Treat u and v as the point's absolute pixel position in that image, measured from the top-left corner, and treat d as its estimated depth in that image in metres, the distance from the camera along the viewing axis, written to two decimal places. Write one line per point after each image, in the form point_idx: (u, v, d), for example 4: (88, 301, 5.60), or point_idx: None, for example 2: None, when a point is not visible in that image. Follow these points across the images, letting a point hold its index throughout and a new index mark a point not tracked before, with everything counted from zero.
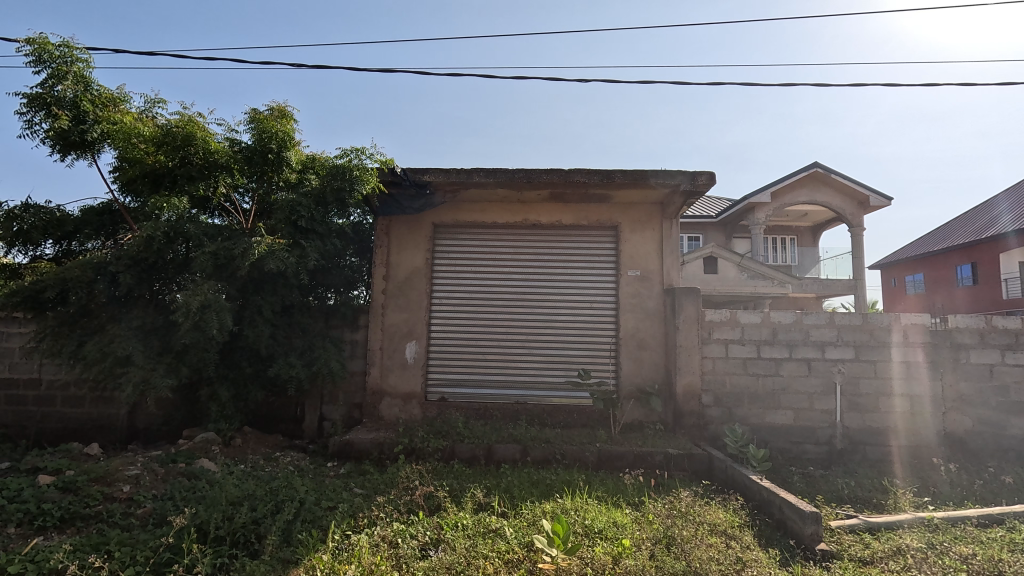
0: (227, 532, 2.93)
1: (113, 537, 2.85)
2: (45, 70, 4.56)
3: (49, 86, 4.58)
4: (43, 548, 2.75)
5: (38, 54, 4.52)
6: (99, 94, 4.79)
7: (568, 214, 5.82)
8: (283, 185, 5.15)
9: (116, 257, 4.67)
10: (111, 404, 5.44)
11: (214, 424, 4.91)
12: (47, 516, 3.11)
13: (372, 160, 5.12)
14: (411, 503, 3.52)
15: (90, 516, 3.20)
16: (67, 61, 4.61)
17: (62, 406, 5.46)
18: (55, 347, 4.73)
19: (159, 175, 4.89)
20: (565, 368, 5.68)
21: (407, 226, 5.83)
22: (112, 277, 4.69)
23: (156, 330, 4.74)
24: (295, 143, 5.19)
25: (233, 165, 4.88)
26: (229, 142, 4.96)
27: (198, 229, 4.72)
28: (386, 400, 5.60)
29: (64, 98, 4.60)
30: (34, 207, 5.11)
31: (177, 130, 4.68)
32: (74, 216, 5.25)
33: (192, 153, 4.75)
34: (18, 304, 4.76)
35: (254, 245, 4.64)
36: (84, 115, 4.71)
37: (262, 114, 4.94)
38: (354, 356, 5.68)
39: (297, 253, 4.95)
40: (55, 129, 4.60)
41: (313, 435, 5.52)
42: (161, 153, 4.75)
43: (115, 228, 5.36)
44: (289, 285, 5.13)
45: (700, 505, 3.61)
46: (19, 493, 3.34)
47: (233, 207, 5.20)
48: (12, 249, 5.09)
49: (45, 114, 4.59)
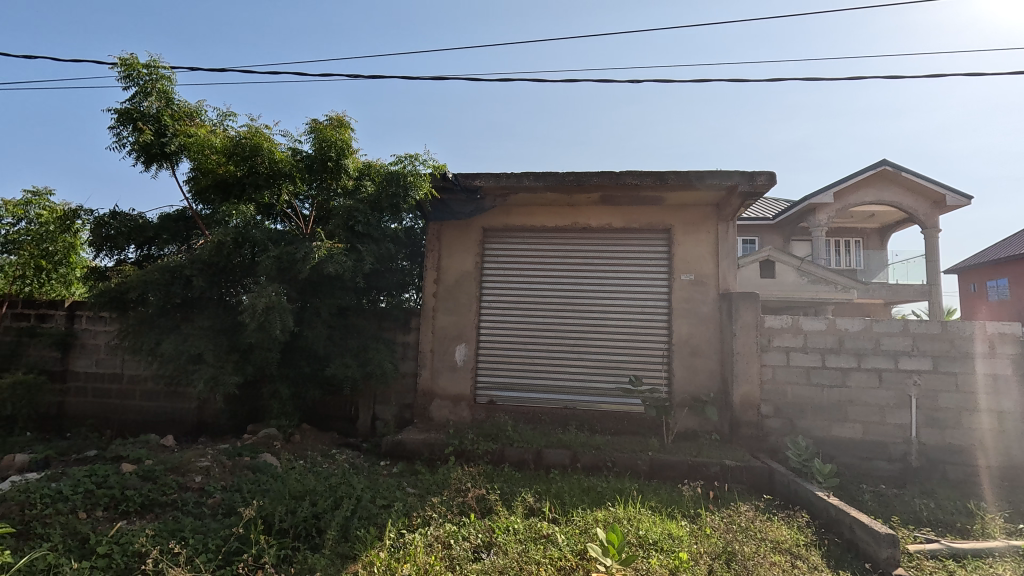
0: (290, 525, 3.05)
1: (187, 524, 3.03)
2: (133, 87, 4.98)
3: (136, 102, 5.00)
4: (127, 531, 2.96)
5: (128, 72, 4.93)
6: (178, 109, 5.17)
7: (618, 217, 5.73)
8: (341, 191, 5.31)
9: (191, 261, 4.96)
10: (183, 398, 5.80)
11: (275, 420, 5.14)
12: (130, 502, 3.35)
13: (425, 166, 5.25)
14: (463, 504, 3.55)
15: (166, 503, 3.43)
16: (152, 79, 5.01)
17: (141, 400, 5.88)
18: (136, 344, 5.10)
19: (229, 184, 5.20)
20: (616, 375, 5.58)
21: (457, 230, 5.93)
22: (185, 279, 4.99)
23: (225, 330, 5.03)
24: (352, 151, 5.37)
25: (295, 173, 5.13)
26: (293, 152, 5.23)
27: (264, 235, 4.98)
28: (436, 402, 5.69)
29: (149, 113, 4.99)
30: (121, 214, 5.55)
31: (246, 141, 4.96)
32: (153, 223, 5.63)
33: (259, 162, 5.02)
34: (104, 304, 5.14)
35: (315, 250, 4.81)
36: (165, 129, 5.07)
37: (321, 123, 5.16)
38: (405, 358, 5.81)
39: (353, 258, 5.12)
40: (140, 142, 4.97)
41: (366, 434, 5.68)
42: (231, 163, 5.05)
43: (189, 234, 5.67)
44: (345, 288, 5.30)
45: (761, 521, 3.44)
46: (105, 479, 3.62)
47: (294, 212, 5.45)
48: (101, 252, 5.60)
49: (132, 128, 4.99)
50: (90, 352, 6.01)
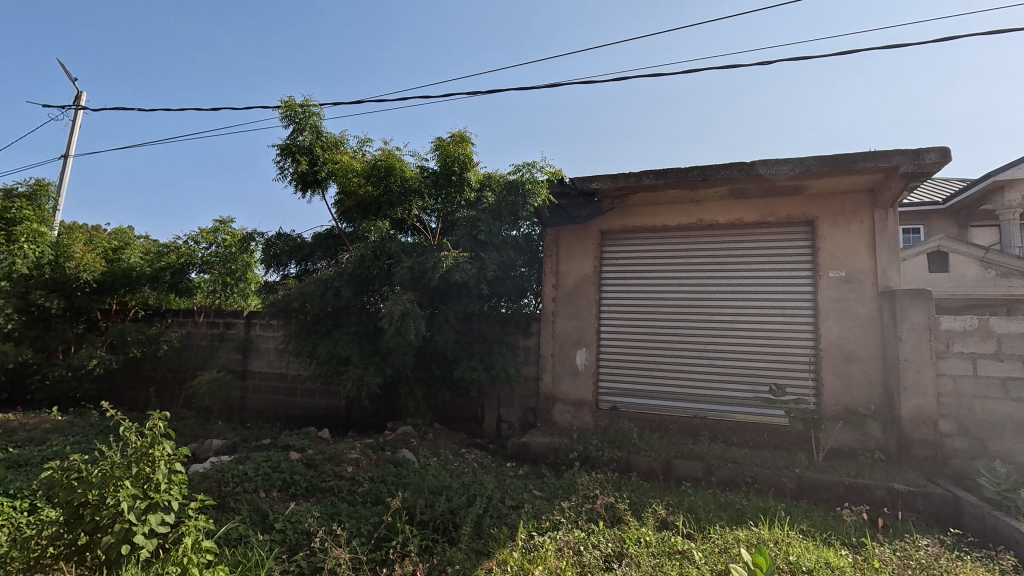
0: (430, 518, 3.25)
1: (343, 509, 3.39)
2: (292, 125, 5.74)
3: (294, 137, 5.75)
4: (297, 511, 3.40)
5: (287, 112, 5.70)
6: (327, 140, 5.85)
7: (750, 211, 5.29)
8: (464, 203, 5.62)
9: (339, 273, 5.59)
10: (334, 396, 6.51)
11: (411, 419, 5.55)
12: (298, 485, 3.84)
13: (542, 172, 5.32)
14: (591, 511, 3.50)
15: (326, 489, 3.87)
16: (306, 115, 5.73)
17: (301, 396, 6.73)
18: (298, 348, 5.86)
19: (368, 203, 5.77)
20: (752, 383, 5.13)
21: (575, 234, 5.92)
22: (334, 290, 5.57)
23: (368, 335, 5.57)
24: (474, 164, 5.64)
25: (423, 189, 5.54)
26: (422, 169, 5.64)
27: (398, 247, 5.43)
28: (558, 406, 5.71)
29: (304, 146, 5.73)
30: (284, 235, 6.44)
31: (381, 163, 5.47)
32: (308, 242, 6.43)
33: (393, 181, 5.50)
34: (272, 313, 5.97)
35: (443, 259, 5.12)
36: (317, 158, 5.78)
37: (445, 140, 5.50)
38: (527, 362, 5.92)
39: (477, 265, 5.36)
40: (297, 172, 5.75)
41: (492, 435, 5.88)
42: (370, 184, 5.60)
43: (336, 250, 6.36)
44: (470, 295, 5.57)
45: (948, 559, 2.91)
46: (279, 464, 4.20)
47: (423, 225, 5.85)
48: (270, 269, 6.54)
49: (291, 160, 5.76)
50: (262, 354, 7.06)
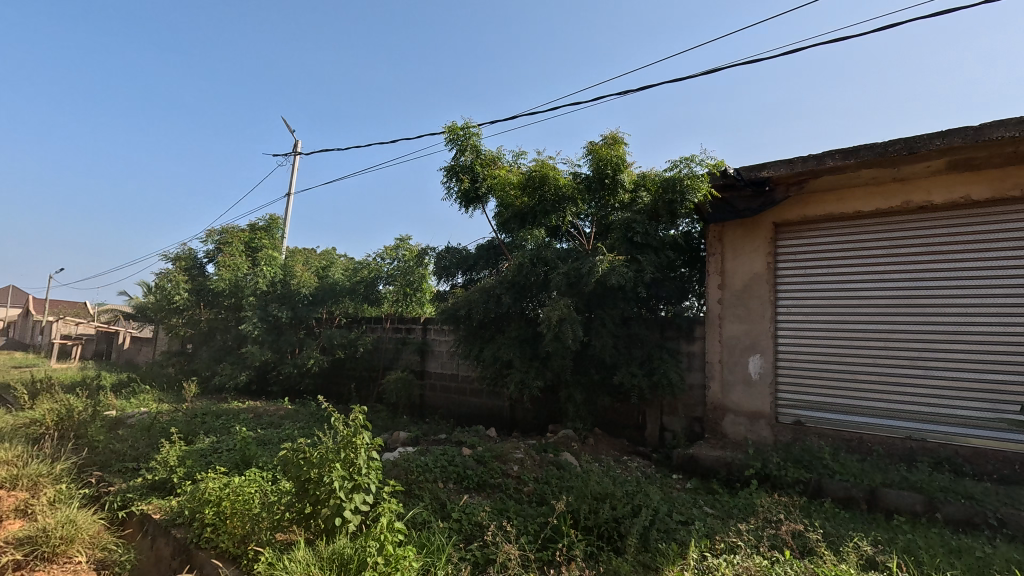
0: (594, 524, 3.23)
1: (511, 506, 3.57)
2: (455, 146, 6.28)
3: (457, 158, 6.30)
4: (471, 504, 3.68)
5: (451, 135, 6.27)
6: (485, 157, 6.26)
7: (981, 186, 4.25)
8: (619, 206, 5.57)
9: (500, 281, 5.92)
10: (499, 397, 6.91)
11: (572, 422, 5.61)
12: (471, 480, 4.15)
13: (702, 166, 5.00)
14: (775, 538, 3.13)
15: (494, 485, 4.12)
16: (467, 137, 6.22)
17: (470, 396, 7.29)
18: (466, 351, 6.36)
19: (525, 213, 6.04)
20: (989, 400, 4.16)
21: (743, 229, 5.38)
22: (496, 297, 5.93)
23: (528, 340, 5.78)
24: (627, 165, 5.56)
25: (576, 195, 5.60)
26: (575, 175, 5.75)
27: (554, 254, 5.59)
28: (729, 418, 5.23)
29: (466, 165, 6.24)
30: (453, 248, 7.08)
31: (536, 173, 5.66)
32: (473, 253, 6.96)
33: (547, 190, 5.65)
34: (444, 319, 6.58)
35: (598, 263, 5.09)
36: (477, 175, 6.24)
37: (598, 144, 5.49)
38: (691, 368, 5.54)
39: (633, 268, 5.23)
40: (461, 190, 6.29)
41: (656, 444, 5.63)
42: (526, 195, 5.86)
43: (497, 260, 6.75)
44: (627, 299, 5.45)
45: None
46: (454, 458, 4.61)
47: (578, 231, 5.92)
48: (441, 279, 7.21)
49: (456, 179, 6.32)
50: (437, 357, 7.90)
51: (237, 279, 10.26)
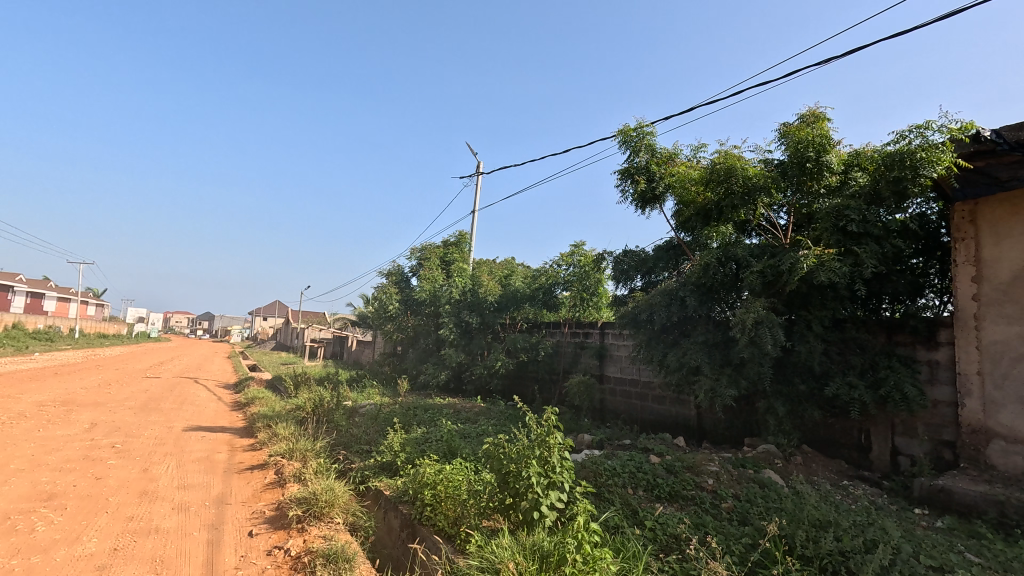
0: (814, 554, 2.85)
1: (710, 522, 3.39)
2: (629, 149, 6.38)
3: (632, 159, 6.38)
4: (665, 514, 3.59)
5: (625, 138, 6.35)
6: (662, 155, 6.23)
7: None
8: (825, 191, 4.93)
9: (684, 283, 5.68)
10: (685, 405, 6.52)
11: (773, 437, 5.04)
12: (662, 489, 4.03)
13: (939, 133, 4.19)
14: None
15: (688, 497, 3.92)
16: (641, 137, 6.27)
17: (652, 402, 7.07)
18: (649, 356, 6.18)
19: (709, 209, 5.64)
20: None
21: (1008, 207, 4.24)
22: (680, 300, 5.71)
23: (718, 345, 5.41)
24: (833, 144, 4.89)
25: (769, 184, 5.06)
26: (765, 163, 5.37)
27: (746, 251, 5.10)
28: (998, 446, 4.07)
29: (641, 165, 6.28)
30: (631, 252, 7.02)
31: (720, 165, 5.31)
32: (652, 255, 6.76)
33: (735, 183, 5.22)
34: (624, 323, 6.54)
35: (803, 259, 4.52)
36: (654, 174, 6.21)
37: (794, 126, 5.01)
38: (934, 381, 4.51)
39: (849, 263, 4.46)
40: (638, 192, 6.31)
41: (886, 471, 4.67)
42: (709, 190, 5.52)
43: (678, 260, 6.43)
44: (840, 298, 4.75)
45: None
46: (643, 465, 4.54)
47: (771, 224, 5.38)
48: (618, 283, 7.17)
49: (631, 181, 6.38)
50: (616, 361, 7.86)
51: (435, 289, 11.65)
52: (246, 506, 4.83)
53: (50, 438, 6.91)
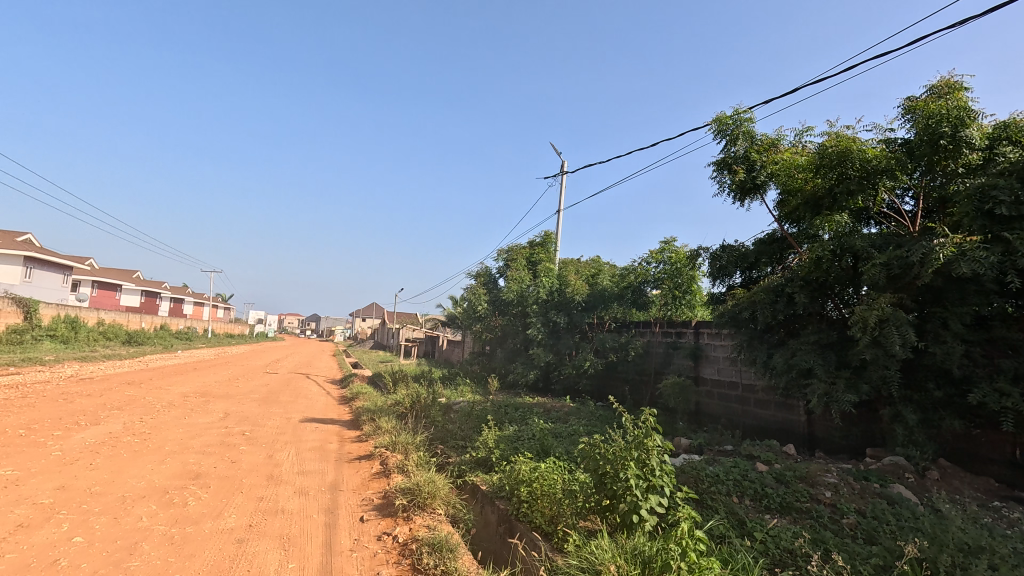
0: None
1: (830, 538, 3.12)
2: (725, 138, 6.07)
3: (728, 149, 6.07)
4: (778, 527, 3.36)
5: (720, 127, 6.05)
6: (762, 142, 5.89)
7: None
8: (963, 171, 4.32)
9: (792, 279, 5.27)
10: (793, 410, 6.03)
11: (902, 449, 4.51)
12: (772, 499, 3.76)
13: None
14: None
15: (802, 510, 3.62)
16: (737, 125, 5.93)
17: (755, 406, 6.63)
18: (751, 358, 5.80)
19: (819, 198, 5.24)
20: None
21: None
22: (788, 297, 5.32)
23: (833, 345, 4.97)
24: (974, 117, 4.33)
25: (894, 166, 4.63)
26: (885, 143, 4.97)
27: (866, 242, 4.62)
28: None
29: (739, 155, 5.95)
30: (729, 247, 6.63)
31: (832, 149, 4.96)
32: (753, 249, 6.34)
33: (850, 167, 4.84)
34: (723, 323, 6.17)
35: (938, 248, 4.03)
36: (754, 164, 5.87)
37: (922, 99, 4.60)
38: None
39: (998, 252, 3.82)
40: (736, 183, 5.98)
41: None
42: (819, 175, 5.15)
43: (783, 254, 5.99)
44: (986, 291, 4.04)
45: None
46: (748, 472, 4.27)
47: (895, 210, 4.93)
48: (715, 280, 6.82)
49: (728, 172, 6.07)
50: (713, 362, 7.48)
51: (522, 289, 11.81)
52: (356, 493, 5.21)
53: (194, 425, 7.92)
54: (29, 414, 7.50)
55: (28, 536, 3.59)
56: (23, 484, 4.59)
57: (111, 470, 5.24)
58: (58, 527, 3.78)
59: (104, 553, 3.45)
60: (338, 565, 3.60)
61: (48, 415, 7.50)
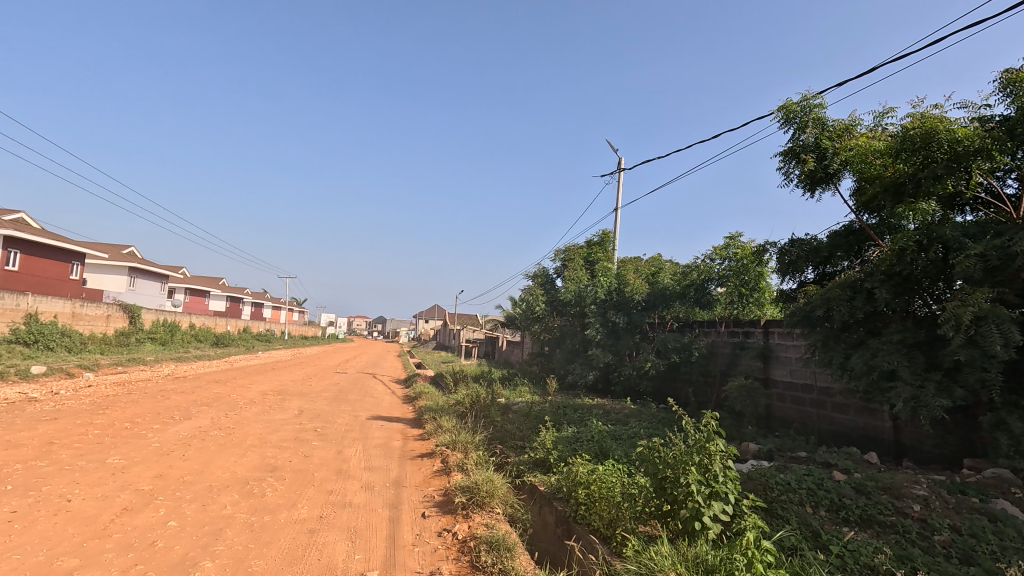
0: None
1: (918, 555, 2.86)
2: (793, 126, 5.73)
3: (797, 137, 5.73)
4: (857, 541, 3.12)
5: (787, 115, 5.72)
6: (834, 128, 5.50)
7: None
8: None
9: (872, 274, 4.89)
10: (876, 415, 5.56)
11: (1007, 460, 4.04)
12: (850, 511, 3.49)
13: None
14: None
15: (886, 524, 3.34)
16: (806, 111, 5.59)
17: (833, 411, 6.18)
18: (826, 358, 5.41)
19: (902, 184, 4.82)
20: None
21: None
22: (868, 293, 4.93)
23: (921, 345, 4.55)
24: None
25: (988, 146, 4.19)
26: (980, 122, 4.52)
27: (957, 231, 4.22)
28: None
29: (808, 143, 5.60)
30: (798, 241, 6.25)
31: (915, 132, 4.57)
32: (826, 243, 5.92)
33: (935, 149, 4.45)
34: (795, 322, 5.81)
35: None
36: (825, 151, 5.49)
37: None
38: None
39: None
40: (805, 172, 5.63)
41: None
42: (901, 160, 4.77)
43: (861, 246, 5.54)
44: None
45: None
46: (824, 481, 3.99)
47: (996, 196, 4.43)
48: (785, 277, 6.45)
49: (797, 162, 5.74)
50: (785, 364, 7.06)
51: (579, 289, 11.68)
52: (418, 490, 5.37)
53: (271, 421, 8.48)
54: (133, 409, 8.34)
55: (131, 518, 4.00)
56: (127, 471, 5.11)
57: (200, 460, 5.73)
58: (156, 511, 4.19)
59: (193, 537, 3.78)
60: (400, 559, 3.72)
61: (148, 410, 8.31)
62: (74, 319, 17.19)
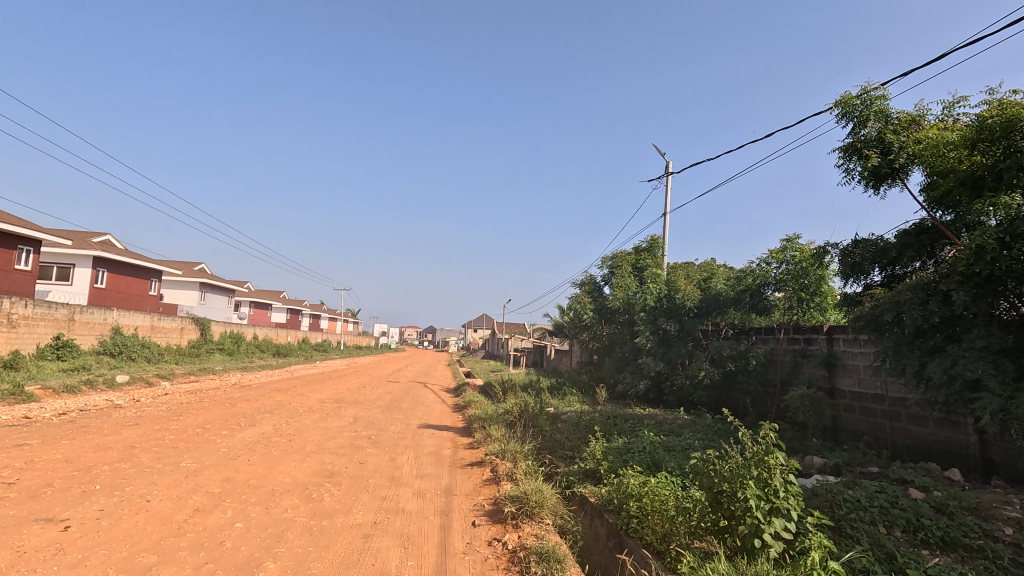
0: None
1: None
2: (852, 120, 5.44)
3: (857, 132, 5.44)
4: (937, 565, 2.88)
5: (845, 109, 5.45)
6: (900, 120, 5.19)
7: None
8: None
9: (947, 275, 4.54)
10: (959, 428, 5.12)
11: None
12: (930, 533, 3.22)
13: None
14: None
15: (973, 548, 3.06)
16: (867, 105, 5.30)
17: (908, 423, 5.73)
18: (898, 366, 5.04)
19: (980, 177, 4.47)
20: None
21: None
22: (943, 295, 4.57)
23: (1008, 352, 4.16)
24: None
25: None
26: None
27: None
28: None
29: (871, 138, 5.30)
30: (862, 242, 5.90)
31: (994, 120, 4.25)
32: (894, 243, 5.54)
33: (1018, 138, 4.11)
34: (862, 327, 5.45)
35: None
36: (890, 145, 5.17)
37: None
38: None
39: None
40: (868, 168, 5.31)
41: None
42: (979, 152, 4.44)
43: (935, 245, 5.14)
44: None
45: None
46: (898, 499, 3.71)
47: None
48: (849, 279, 6.09)
49: (858, 157, 5.44)
50: (853, 373, 6.63)
51: (628, 297, 11.47)
52: (468, 498, 5.43)
53: (329, 428, 8.80)
54: (204, 415, 8.91)
55: (202, 519, 4.26)
56: (199, 475, 5.45)
57: (264, 466, 6.03)
58: (224, 513, 4.44)
59: (258, 538, 3.98)
60: (452, 566, 3.77)
61: (217, 417, 8.85)
62: (152, 331, 18.58)
